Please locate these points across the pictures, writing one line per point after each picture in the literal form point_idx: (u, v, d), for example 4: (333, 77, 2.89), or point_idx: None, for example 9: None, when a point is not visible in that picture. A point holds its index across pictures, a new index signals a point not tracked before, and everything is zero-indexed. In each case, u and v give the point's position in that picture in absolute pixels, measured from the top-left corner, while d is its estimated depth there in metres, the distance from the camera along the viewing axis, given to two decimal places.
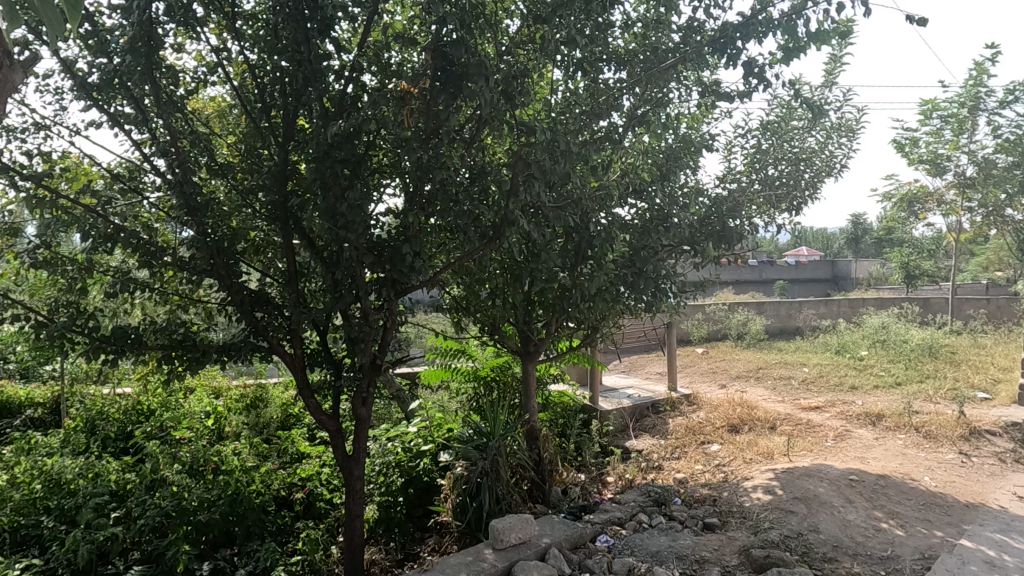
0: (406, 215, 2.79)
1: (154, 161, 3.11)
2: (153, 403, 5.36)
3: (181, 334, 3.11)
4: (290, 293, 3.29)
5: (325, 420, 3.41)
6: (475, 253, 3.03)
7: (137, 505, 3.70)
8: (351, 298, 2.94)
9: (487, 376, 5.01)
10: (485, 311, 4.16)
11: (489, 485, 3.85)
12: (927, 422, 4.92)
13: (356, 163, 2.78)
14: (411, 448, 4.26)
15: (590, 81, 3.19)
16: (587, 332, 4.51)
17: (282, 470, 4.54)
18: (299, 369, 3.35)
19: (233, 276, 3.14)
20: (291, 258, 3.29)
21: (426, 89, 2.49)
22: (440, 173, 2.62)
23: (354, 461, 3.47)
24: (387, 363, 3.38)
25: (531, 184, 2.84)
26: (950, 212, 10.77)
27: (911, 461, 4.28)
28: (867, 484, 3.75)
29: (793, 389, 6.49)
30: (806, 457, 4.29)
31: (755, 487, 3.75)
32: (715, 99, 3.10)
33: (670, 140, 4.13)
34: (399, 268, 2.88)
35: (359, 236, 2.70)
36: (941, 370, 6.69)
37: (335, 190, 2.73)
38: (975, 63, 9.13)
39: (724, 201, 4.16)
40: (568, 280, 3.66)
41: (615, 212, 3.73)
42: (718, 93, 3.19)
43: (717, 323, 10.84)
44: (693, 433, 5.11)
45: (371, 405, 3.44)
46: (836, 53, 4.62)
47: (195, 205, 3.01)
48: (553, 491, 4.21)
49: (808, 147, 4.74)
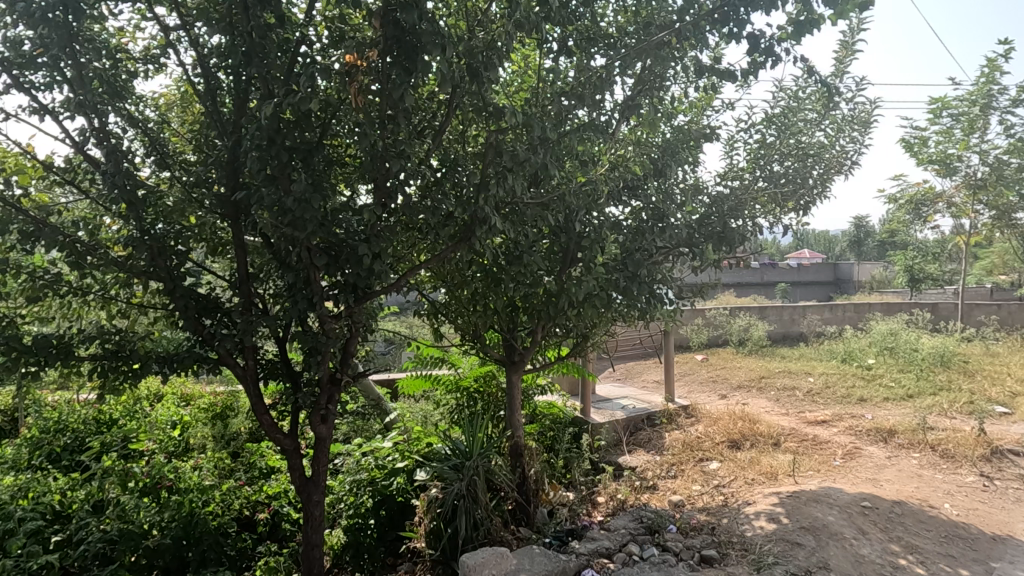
0: (364, 210, 2.45)
1: (89, 150, 2.78)
2: (116, 412, 5.05)
3: (117, 343, 2.79)
4: (243, 298, 2.96)
5: (281, 440, 3.08)
6: (446, 252, 2.71)
7: (78, 529, 3.38)
8: (304, 304, 2.62)
9: (470, 386, 4.67)
10: (464, 318, 3.83)
11: (466, 508, 3.53)
12: (944, 440, 4.58)
13: (307, 151, 2.47)
14: (384, 465, 3.93)
15: (576, 63, 2.86)
16: (579, 341, 4.11)
17: (247, 487, 4.22)
18: (253, 384, 3.03)
19: (177, 278, 2.83)
20: (243, 258, 2.97)
21: (374, 62, 2.14)
22: (398, 162, 2.30)
23: (313, 484, 3.14)
24: (350, 377, 3.04)
25: (505, 176, 2.51)
26: (960, 215, 10.40)
27: (928, 484, 3.94)
28: (882, 512, 3.40)
29: (798, 401, 6.14)
30: (812, 479, 3.95)
31: (758, 514, 3.41)
32: (717, 80, 2.76)
33: (666, 134, 3.74)
34: (357, 271, 2.56)
35: (308, 234, 2.39)
36: (955, 381, 6.33)
37: (281, 182, 2.40)
38: (987, 60, 8.80)
39: (726, 199, 3.84)
40: (554, 284, 3.32)
41: (606, 211, 3.43)
42: (720, 73, 2.82)
43: (717, 329, 10.49)
44: (691, 449, 4.77)
45: (333, 423, 3.09)
46: (848, 38, 4.25)
47: (130, 198, 2.69)
48: (538, 512, 3.89)
49: (817, 142, 4.33)
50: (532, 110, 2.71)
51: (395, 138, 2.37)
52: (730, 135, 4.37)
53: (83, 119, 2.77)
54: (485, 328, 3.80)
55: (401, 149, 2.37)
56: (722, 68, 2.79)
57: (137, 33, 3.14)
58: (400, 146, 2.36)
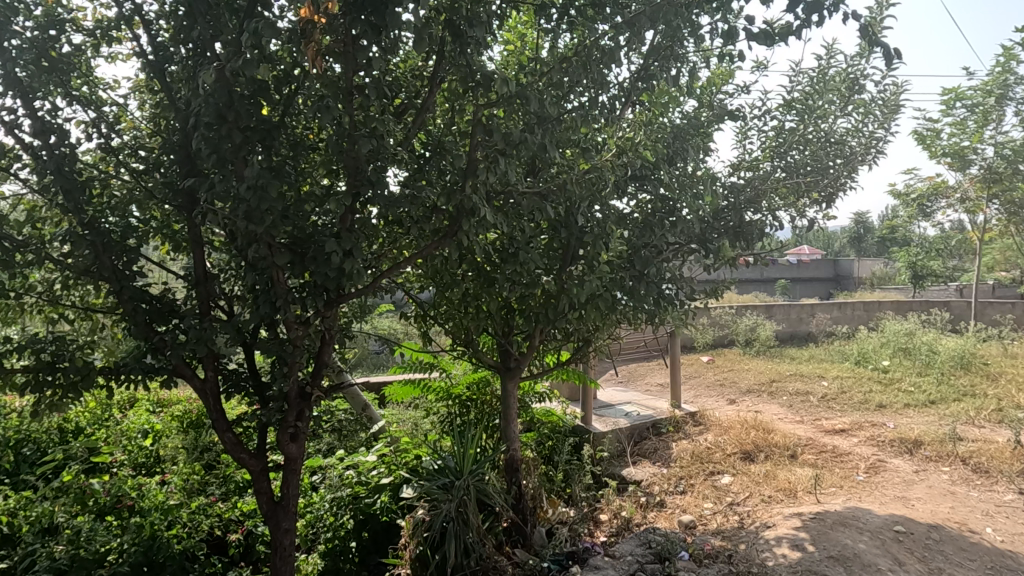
0: (332, 199, 2.10)
1: (21, 132, 2.43)
2: (81, 421, 4.70)
3: (55, 352, 2.44)
4: (203, 300, 2.61)
5: (247, 461, 2.72)
6: (428, 249, 2.37)
7: (24, 555, 3.03)
8: (265, 309, 2.25)
9: (462, 394, 4.32)
10: (456, 321, 3.48)
11: (456, 532, 3.19)
12: (976, 453, 4.26)
13: (267, 130, 2.11)
14: (369, 481, 3.63)
15: (580, 33, 2.50)
16: (578, 345, 3.78)
17: (220, 504, 3.89)
18: (214, 398, 2.68)
19: (125, 278, 2.48)
20: (202, 256, 2.62)
21: (334, 16, 1.78)
22: (369, 142, 1.95)
23: (282, 510, 2.79)
24: (322, 391, 2.67)
25: (497, 160, 2.17)
26: (975, 210, 10.05)
27: (963, 504, 3.61)
28: (918, 538, 3.07)
29: (812, 407, 5.81)
30: (837, 498, 3.61)
31: (779, 539, 3.07)
32: (750, 42, 2.37)
33: (676, 120, 3.40)
34: (324, 271, 2.21)
35: (265, 228, 2.04)
36: (979, 387, 6.00)
37: (234, 167, 2.04)
38: (1004, 47, 8.43)
39: (743, 190, 3.57)
40: (553, 285, 2.97)
41: (612, 204, 3.07)
42: (750, 33, 2.45)
43: (722, 329, 10.16)
44: (700, 462, 4.45)
45: (304, 441, 2.70)
46: (877, 14, 3.86)
47: (67, 185, 2.34)
48: (536, 532, 3.56)
49: (842, 128, 3.96)
50: (530, 81, 2.35)
51: (366, 114, 2.03)
52: (743, 122, 4.02)
53: (14, 96, 2.42)
54: (476, 333, 3.46)
55: (373, 127, 2.03)
56: (751, 31, 2.44)
57: (97, 9, 2.82)
58: (373, 124, 2.01)
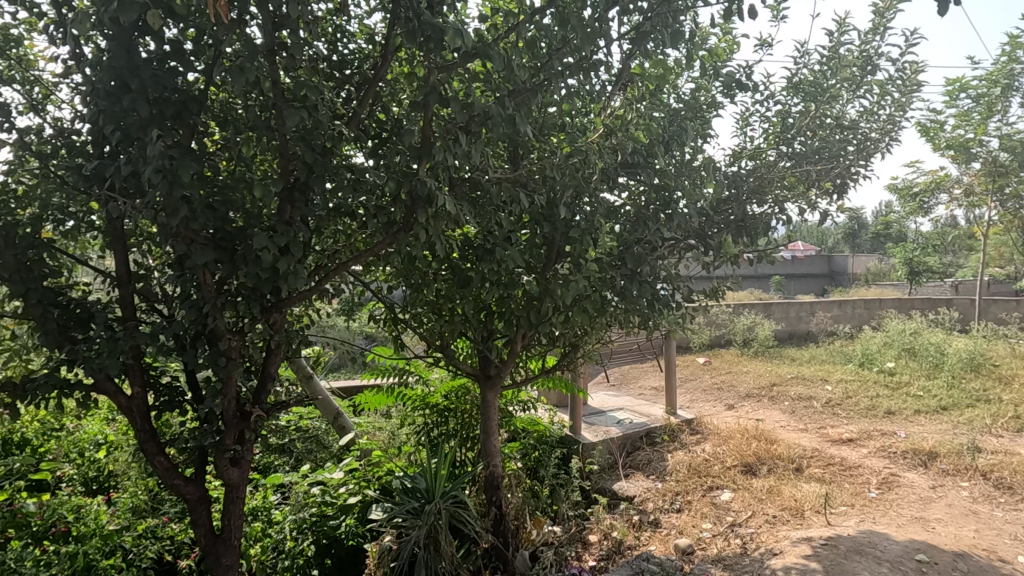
0: (261, 186, 1.76)
1: None
2: (27, 432, 4.30)
3: None
4: (128, 304, 2.25)
5: (182, 488, 2.38)
6: (382, 245, 2.02)
7: None
8: (188, 316, 1.91)
9: (439, 403, 3.97)
10: (429, 326, 3.13)
11: (426, 560, 2.86)
12: (997, 466, 3.96)
13: (183, 101, 1.76)
14: (335, 499, 3.29)
15: None
16: (565, 351, 3.43)
17: (172, 524, 3.54)
18: (143, 417, 2.33)
19: (30, 278, 2.10)
20: (125, 252, 2.26)
21: None
22: (297, 115, 1.61)
23: (222, 543, 2.45)
24: (265, 409, 2.32)
25: (460, 141, 1.83)
26: (978, 204, 9.76)
27: (988, 526, 3.31)
28: (942, 568, 2.75)
29: (816, 414, 5.48)
30: (849, 519, 3.30)
31: (786, 570, 2.75)
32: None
33: (674, 101, 3.05)
34: (256, 272, 1.86)
35: (176, 218, 1.69)
36: (992, 391, 5.71)
37: (140, 144, 1.69)
38: (1011, 36, 8.12)
39: (745, 181, 3.23)
40: (535, 285, 2.62)
41: (602, 196, 2.73)
42: None
43: (719, 329, 9.87)
44: (698, 475, 4.13)
45: (247, 465, 2.37)
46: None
47: None
48: (518, 557, 3.21)
49: (854, 113, 3.59)
50: (501, 44, 1.99)
51: (296, 80, 1.69)
52: (743, 109, 3.66)
53: None
54: (451, 338, 3.09)
55: (306, 96, 1.69)
56: None
57: None
58: (304, 92, 1.68)
